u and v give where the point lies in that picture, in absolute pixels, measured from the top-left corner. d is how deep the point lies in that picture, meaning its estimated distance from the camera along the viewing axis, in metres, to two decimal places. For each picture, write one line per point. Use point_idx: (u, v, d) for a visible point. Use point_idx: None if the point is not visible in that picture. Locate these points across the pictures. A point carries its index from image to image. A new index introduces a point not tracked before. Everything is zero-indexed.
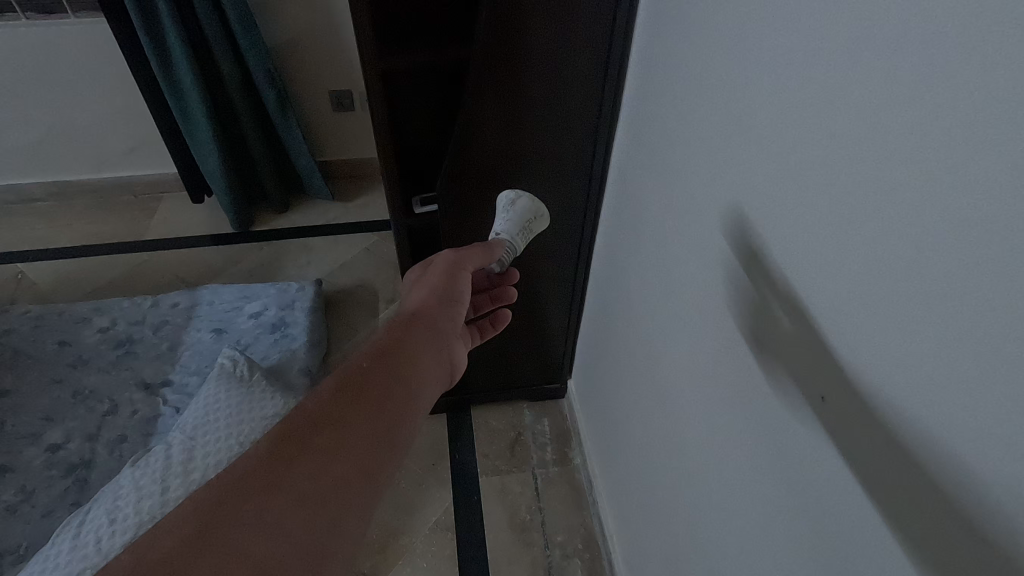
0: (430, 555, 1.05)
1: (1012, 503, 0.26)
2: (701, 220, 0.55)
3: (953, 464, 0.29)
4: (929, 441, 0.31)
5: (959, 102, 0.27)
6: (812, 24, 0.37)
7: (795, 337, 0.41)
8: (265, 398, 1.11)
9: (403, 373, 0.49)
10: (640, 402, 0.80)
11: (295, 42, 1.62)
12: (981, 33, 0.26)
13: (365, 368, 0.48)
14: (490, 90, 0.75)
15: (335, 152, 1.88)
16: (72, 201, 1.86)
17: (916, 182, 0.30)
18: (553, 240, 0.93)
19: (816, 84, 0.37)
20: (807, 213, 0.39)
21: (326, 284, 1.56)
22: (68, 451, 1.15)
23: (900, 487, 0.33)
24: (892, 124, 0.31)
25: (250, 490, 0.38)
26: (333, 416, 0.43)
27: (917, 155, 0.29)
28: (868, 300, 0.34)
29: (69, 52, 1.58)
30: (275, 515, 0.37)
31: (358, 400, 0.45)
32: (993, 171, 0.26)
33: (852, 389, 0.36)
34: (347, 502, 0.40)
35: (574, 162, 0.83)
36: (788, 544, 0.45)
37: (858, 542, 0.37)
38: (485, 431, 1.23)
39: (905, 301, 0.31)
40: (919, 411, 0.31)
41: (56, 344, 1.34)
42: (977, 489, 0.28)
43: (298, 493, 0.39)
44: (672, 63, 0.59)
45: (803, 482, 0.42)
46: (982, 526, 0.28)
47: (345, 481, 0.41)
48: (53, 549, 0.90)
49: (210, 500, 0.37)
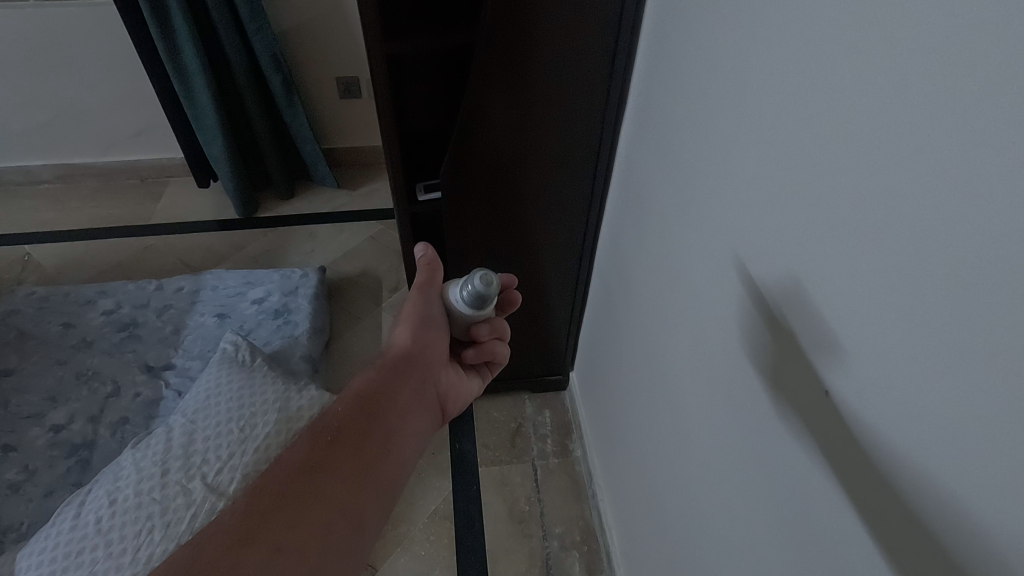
0: (428, 543, 1.06)
1: (1001, 527, 0.26)
2: (703, 220, 0.54)
3: (945, 481, 0.29)
4: (920, 456, 0.30)
5: (957, 106, 0.26)
6: (814, 34, 0.36)
7: (790, 343, 0.42)
8: (266, 381, 1.11)
9: (372, 428, 0.55)
10: (640, 397, 0.80)
11: (300, 28, 1.61)
12: (977, 45, 0.25)
13: (337, 424, 0.54)
14: (495, 78, 0.74)
15: (340, 138, 1.87)
16: (78, 184, 1.86)
17: (914, 186, 0.29)
18: (553, 229, 0.93)
19: (816, 90, 0.36)
20: (808, 217, 0.38)
21: (331, 272, 1.56)
22: (71, 432, 1.15)
23: (886, 501, 0.33)
24: (890, 136, 0.30)
25: (234, 538, 0.43)
26: (307, 471, 0.49)
27: (915, 171, 0.29)
28: (860, 305, 0.34)
29: (75, 33, 1.57)
30: (255, 558, 0.42)
31: (329, 457, 0.51)
32: (990, 180, 0.25)
33: (845, 395, 0.36)
34: (322, 549, 0.45)
35: (577, 154, 0.83)
36: (778, 546, 0.45)
37: (843, 542, 0.37)
38: (487, 422, 1.24)
39: (900, 307, 0.31)
40: (911, 424, 0.31)
41: (60, 325, 1.35)
42: (965, 508, 0.28)
43: (276, 544, 0.44)
44: (676, 64, 0.59)
45: (795, 488, 0.42)
46: (971, 545, 0.28)
47: (318, 532, 0.46)
48: (54, 528, 0.91)
49: (197, 548, 0.42)
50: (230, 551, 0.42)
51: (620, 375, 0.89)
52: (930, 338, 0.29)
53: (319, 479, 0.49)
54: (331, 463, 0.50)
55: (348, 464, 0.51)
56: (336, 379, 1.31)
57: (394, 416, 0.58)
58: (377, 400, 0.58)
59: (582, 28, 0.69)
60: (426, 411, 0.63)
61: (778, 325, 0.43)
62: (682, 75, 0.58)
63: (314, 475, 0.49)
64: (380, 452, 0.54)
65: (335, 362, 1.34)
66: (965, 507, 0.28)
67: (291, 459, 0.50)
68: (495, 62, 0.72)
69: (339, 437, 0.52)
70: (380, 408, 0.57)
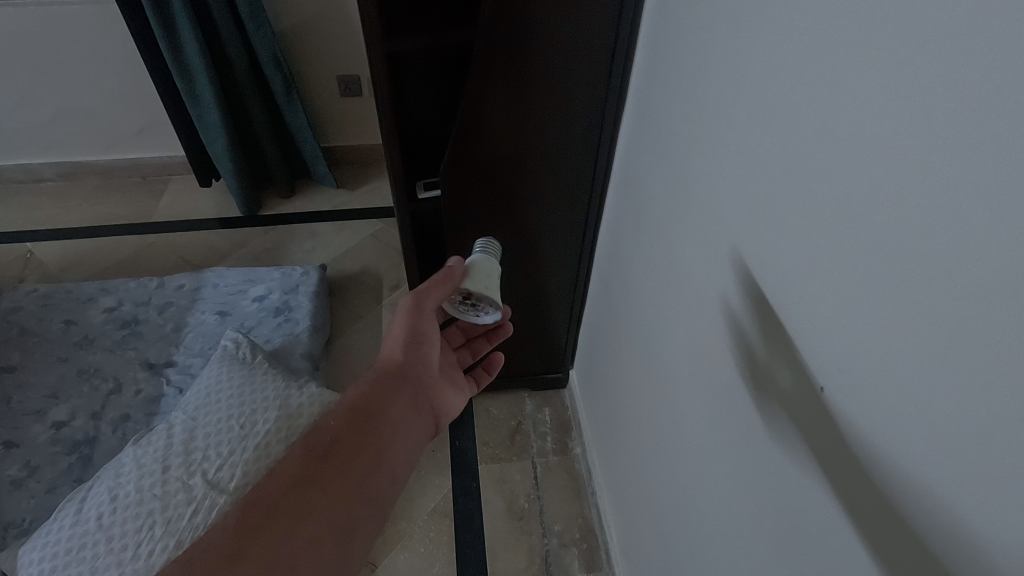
0: (428, 540, 1.07)
1: (986, 523, 0.26)
2: (701, 220, 0.55)
3: (932, 477, 0.29)
4: (909, 454, 0.31)
5: (948, 104, 0.27)
6: (810, 34, 0.36)
7: (782, 342, 0.42)
8: (267, 378, 1.12)
9: (364, 441, 0.55)
10: (639, 395, 0.80)
11: (300, 26, 1.61)
12: (969, 44, 0.25)
13: (329, 437, 0.54)
14: (493, 76, 0.74)
15: (341, 137, 1.88)
16: (79, 181, 1.86)
17: (905, 184, 0.29)
18: (552, 228, 0.93)
19: (811, 90, 0.37)
20: (803, 217, 0.38)
21: (331, 270, 1.57)
22: (73, 428, 1.16)
23: (877, 497, 0.33)
24: (883, 135, 0.31)
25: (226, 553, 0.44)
26: (300, 485, 0.50)
27: (908, 169, 0.29)
28: (855, 303, 0.34)
29: (77, 30, 1.57)
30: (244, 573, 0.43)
31: (320, 472, 0.51)
32: (979, 180, 0.25)
33: (840, 392, 0.36)
34: (313, 563, 0.46)
35: (576, 152, 0.83)
36: (774, 543, 0.46)
37: (834, 538, 0.38)
38: (486, 419, 1.24)
39: (891, 307, 0.31)
40: (902, 422, 0.31)
41: (62, 322, 1.35)
42: (952, 504, 0.28)
43: (269, 559, 0.44)
44: (675, 64, 0.59)
45: (789, 486, 0.43)
46: (956, 541, 0.28)
47: (309, 545, 0.47)
48: (55, 524, 0.92)
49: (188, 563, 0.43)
50: (223, 567, 0.43)
51: (619, 373, 0.90)
52: (921, 336, 0.29)
53: (311, 493, 0.50)
54: (324, 476, 0.51)
55: (340, 477, 0.52)
56: (337, 376, 1.31)
57: (387, 427, 0.58)
58: (370, 412, 0.58)
59: (581, 26, 0.69)
60: (419, 422, 0.63)
61: (772, 323, 0.43)
62: (681, 73, 0.58)
63: (307, 488, 0.50)
64: (372, 463, 0.54)
65: (335, 359, 1.35)
66: (951, 503, 0.28)
67: (283, 473, 0.50)
68: (493, 60, 0.72)
69: (331, 450, 0.53)
70: (372, 420, 0.58)
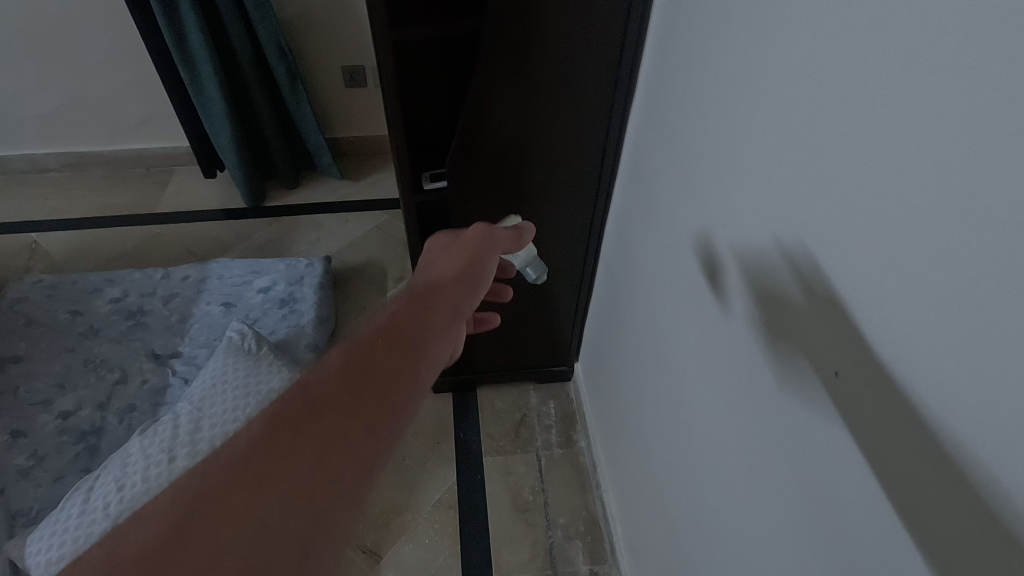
0: (433, 532, 1.07)
1: (997, 526, 0.26)
2: (710, 214, 0.54)
3: (943, 476, 0.29)
4: (920, 452, 0.30)
5: (963, 109, 0.26)
6: (821, 31, 0.36)
7: (793, 334, 0.41)
8: (273, 370, 1.10)
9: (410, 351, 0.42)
10: (646, 389, 0.79)
11: (305, 17, 1.60)
12: (982, 46, 0.25)
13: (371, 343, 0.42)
14: (502, 65, 0.73)
15: (346, 128, 1.87)
16: (85, 172, 1.86)
17: (917, 185, 0.29)
18: (559, 219, 0.92)
19: (824, 88, 0.36)
20: (815, 211, 0.38)
21: (335, 262, 1.56)
22: (79, 418, 1.17)
23: (890, 492, 0.33)
24: (895, 136, 0.30)
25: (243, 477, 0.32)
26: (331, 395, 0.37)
27: (922, 171, 0.29)
28: (868, 298, 0.33)
29: (81, 19, 1.56)
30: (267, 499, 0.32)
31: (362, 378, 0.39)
32: (990, 183, 0.25)
33: (854, 381, 0.35)
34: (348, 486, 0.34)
35: (583, 142, 0.81)
36: (782, 547, 0.45)
37: (840, 537, 0.38)
38: (491, 412, 1.24)
39: (903, 302, 0.31)
40: (914, 418, 0.30)
41: (69, 312, 1.36)
42: (963, 503, 0.28)
43: (296, 478, 0.33)
44: (687, 53, 0.57)
45: (801, 485, 0.42)
46: (965, 538, 0.28)
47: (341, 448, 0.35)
48: (63, 513, 0.92)
49: (193, 486, 0.31)
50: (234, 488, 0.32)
51: (625, 367, 0.89)
52: (933, 336, 0.29)
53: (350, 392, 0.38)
54: (370, 368, 0.39)
55: (392, 367, 0.40)
56: None
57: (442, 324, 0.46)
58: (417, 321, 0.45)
59: (590, 17, 0.68)
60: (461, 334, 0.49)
61: (781, 321, 0.43)
62: (692, 60, 0.56)
63: (345, 384, 0.38)
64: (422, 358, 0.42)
65: None
66: (962, 502, 0.28)
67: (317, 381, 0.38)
68: (503, 48, 0.71)
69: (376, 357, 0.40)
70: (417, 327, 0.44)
